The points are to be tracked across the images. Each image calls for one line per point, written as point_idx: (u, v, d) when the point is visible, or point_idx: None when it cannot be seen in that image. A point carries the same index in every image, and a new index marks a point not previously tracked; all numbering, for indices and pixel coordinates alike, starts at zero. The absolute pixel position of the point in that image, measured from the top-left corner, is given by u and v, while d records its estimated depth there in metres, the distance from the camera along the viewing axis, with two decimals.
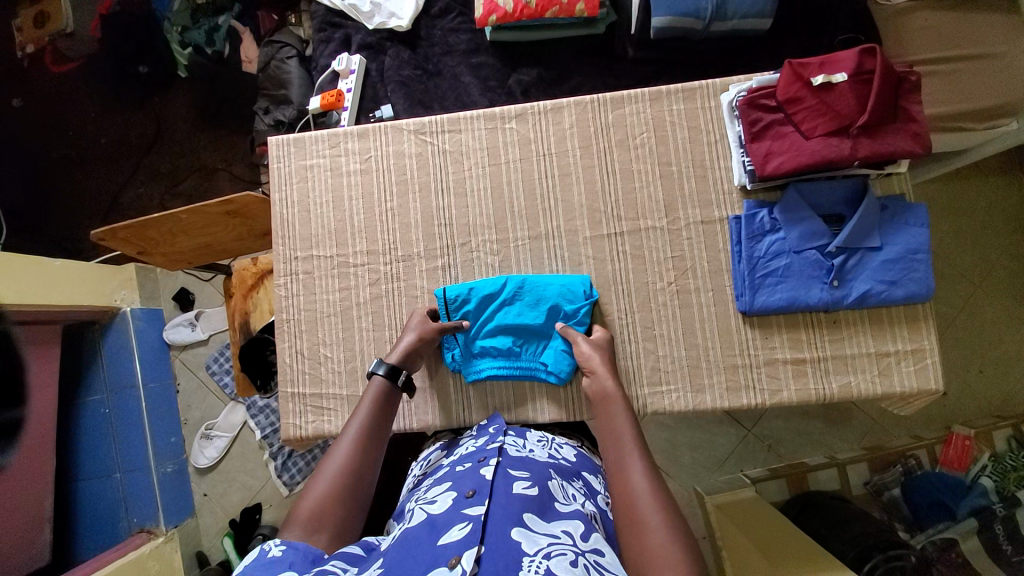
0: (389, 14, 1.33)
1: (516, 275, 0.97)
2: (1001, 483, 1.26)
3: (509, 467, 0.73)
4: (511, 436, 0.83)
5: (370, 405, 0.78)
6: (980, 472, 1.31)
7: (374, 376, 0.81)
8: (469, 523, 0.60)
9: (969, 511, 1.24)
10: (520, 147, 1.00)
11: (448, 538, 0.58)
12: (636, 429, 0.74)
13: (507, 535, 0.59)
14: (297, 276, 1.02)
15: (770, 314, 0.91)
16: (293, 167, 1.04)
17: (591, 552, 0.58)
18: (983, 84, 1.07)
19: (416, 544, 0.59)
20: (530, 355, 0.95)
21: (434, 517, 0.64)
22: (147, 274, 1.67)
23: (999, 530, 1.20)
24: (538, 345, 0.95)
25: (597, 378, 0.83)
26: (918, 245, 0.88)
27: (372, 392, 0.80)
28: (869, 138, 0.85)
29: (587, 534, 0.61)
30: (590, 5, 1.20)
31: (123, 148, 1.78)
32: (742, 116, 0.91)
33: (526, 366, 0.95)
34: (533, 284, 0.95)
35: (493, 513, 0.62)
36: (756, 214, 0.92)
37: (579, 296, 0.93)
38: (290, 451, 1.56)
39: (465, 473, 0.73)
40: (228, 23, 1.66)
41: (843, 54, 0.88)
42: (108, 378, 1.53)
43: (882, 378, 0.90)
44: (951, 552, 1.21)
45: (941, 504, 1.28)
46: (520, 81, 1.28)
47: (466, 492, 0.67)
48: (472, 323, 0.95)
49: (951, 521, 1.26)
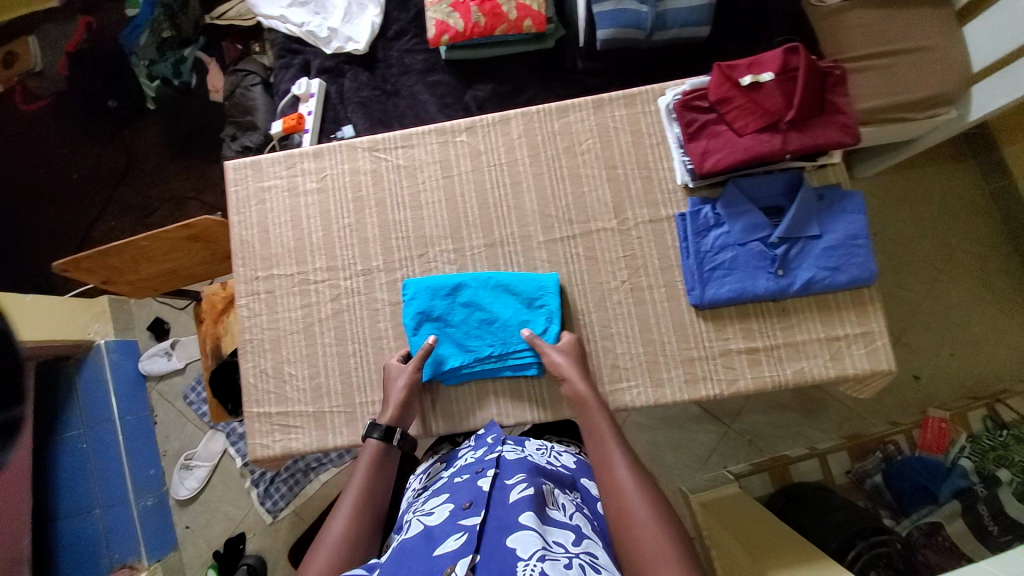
0: (346, 38, 1.37)
1: (443, 305, 0.96)
2: (981, 463, 1.30)
3: (506, 476, 0.75)
4: (509, 444, 0.85)
5: (365, 470, 0.81)
6: (959, 453, 1.35)
7: (368, 439, 0.84)
8: (464, 534, 0.65)
9: (952, 493, 1.28)
10: (471, 158, 1.03)
11: (444, 548, 0.63)
12: (610, 420, 0.82)
13: (505, 538, 0.63)
14: (260, 296, 1.03)
15: (722, 306, 0.93)
16: (251, 190, 1.06)
17: (584, 554, 0.64)
18: (918, 76, 1.14)
19: (413, 554, 0.63)
20: (484, 339, 0.96)
21: (431, 529, 0.68)
22: (120, 306, 1.67)
23: (982, 510, 1.23)
24: (463, 332, 0.96)
25: (572, 383, 0.87)
26: (856, 231, 0.91)
27: (367, 455, 0.84)
28: (797, 132, 0.89)
29: (578, 540, 0.67)
30: (537, 21, 1.25)
31: (96, 183, 1.79)
32: (678, 117, 0.95)
33: (501, 353, 0.95)
34: (450, 319, 0.96)
35: (490, 523, 0.67)
36: (700, 210, 0.94)
37: (418, 334, 0.96)
38: (272, 476, 1.51)
39: (462, 485, 0.76)
40: (194, 55, 1.71)
41: (767, 56, 0.92)
42: (84, 413, 1.50)
43: (834, 363, 0.91)
44: (937, 536, 1.23)
45: (923, 487, 1.33)
46: (476, 97, 1.33)
47: (464, 503, 0.71)
48: (461, 309, 0.96)
49: (935, 504, 1.29)
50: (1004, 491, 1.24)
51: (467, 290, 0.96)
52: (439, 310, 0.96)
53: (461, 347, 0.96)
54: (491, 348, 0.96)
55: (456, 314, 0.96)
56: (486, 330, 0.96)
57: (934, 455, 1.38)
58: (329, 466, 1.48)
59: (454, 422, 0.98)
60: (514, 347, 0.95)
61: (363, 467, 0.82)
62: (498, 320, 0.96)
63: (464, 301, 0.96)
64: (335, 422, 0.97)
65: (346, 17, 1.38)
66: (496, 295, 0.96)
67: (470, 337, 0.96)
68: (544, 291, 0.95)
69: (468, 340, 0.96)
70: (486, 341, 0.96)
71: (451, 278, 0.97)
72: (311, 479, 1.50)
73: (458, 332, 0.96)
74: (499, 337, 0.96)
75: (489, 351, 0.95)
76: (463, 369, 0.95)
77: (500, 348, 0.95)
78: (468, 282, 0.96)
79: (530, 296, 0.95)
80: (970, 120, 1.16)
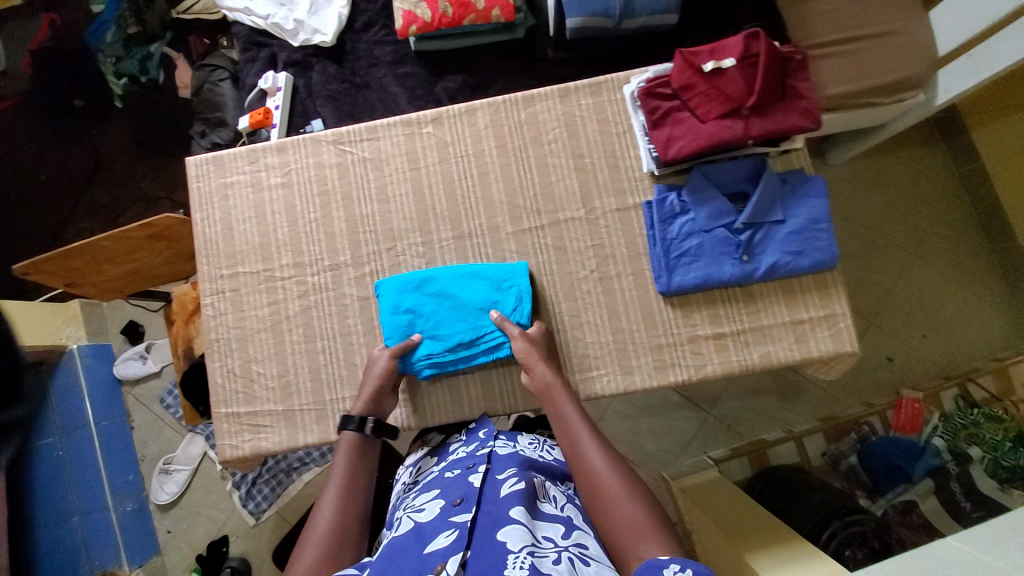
0: (313, 30, 1.35)
1: (411, 295, 0.94)
2: (953, 441, 1.35)
3: (497, 472, 0.76)
4: (501, 439, 0.86)
5: (344, 462, 0.81)
6: (932, 433, 1.39)
7: (343, 433, 0.83)
8: (455, 531, 0.65)
9: (926, 471, 1.32)
10: (438, 150, 1.02)
11: (434, 545, 0.63)
12: (577, 407, 0.80)
13: (495, 533, 0.63)
14: (225, 294, 1.01)
15: (689, 292, 0.94)
16: (213, 186, 1.04)
17: (574, 546, 0.64)
18: (886, 60, 1.15)
19: (404, 552, 0.63)
20: (453, 325, 0.94)
21: (422, 526, 0.68)
22: (92, 309, 1.64)
23: (954, 488, 1.28)
24: (431, 318, 0.94)
25: (537, 373, 0.85)
26: (818, 214, 0.92)
27: (345, 447, 0.83)
28: (759, 118, 0.90)
29: (568, 532, 0.67)
30: (505, 11, 1.24)
31: (63, 185, 1.74)
32: (642, 105, 0.94)
33: (470, 338, 0.93)
34: (419, 307, 0.94)
35: (480, 518, 0.67)
36: (666, 198, 0.95)
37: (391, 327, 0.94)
38: (254, 478, 1.49)
39: (453, 481, 0.76)
40: (161, 51, 1.67)
41: (729, 42, 0.92)
42: (59, 420, 1.46)
43: (799, 345, 0.93)
44: (912, 514, 1.26)
45: (897, 467, 1.36)
46: (447, 89, 1.32)
47: (454, 500, 0.71)
48: (430, 297, 0.94)
49: (909, 483, 1.32)
50: (975, 467, 1.29)
51: (435, 278, 0.94)
52: (407, 300, 0.94)
53: (432, 336, 0.94)
54: (461, 334, 0.93)
55: (424, 302, 0.94)
56: (454, 316, 0.94)
57: (909, 435, 1.42)
58: (311, 467, 1.49)
59: (427, 416, 0.98)
60: (482, 332, 0.92)
61: (343, 459, 0.81)
62: (466, 305, 0.93)
63: (432, 288, 0.94)
64: (305, 419, 0.96)
65: (312, 9, 1.36)
66: (463, 280, 0.94)
67: (439, 324, 0.94)
68: (512, 275, 0.94)
69: (437, 328, 0.94)
70: (455, 327, 0.93)
71: (417, 274, 0.95)
72: (294, 479, 1.49)
73: (427, 319, 0.94)
74: (469, 323, 0.93)
75: (457, 338, 0.93)
76: (433, 358, 0.93)
77: (469, 333, 0.93)
78: (439, 273, 0.95)
79: (498, 280, 0.94)
80: (936, 104, 1.19)
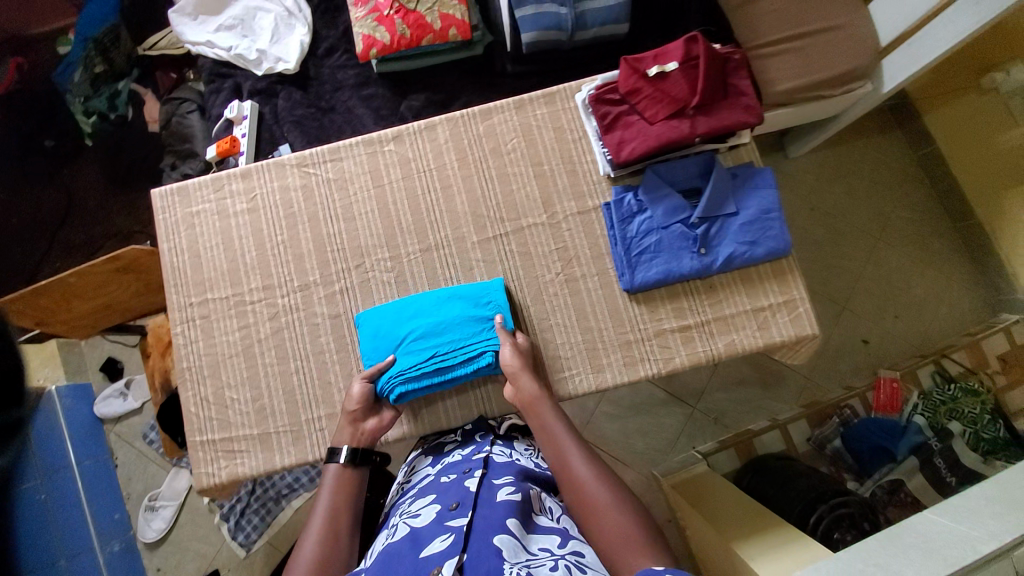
0: (276, 59, 1.38)
1: (393, 317, 0.95)
2: (934, 417, 1.39)
3: (494, 477, 0.75)
4: (498, 446, 0.85)
5: (330, 493, 0.80)
6: (913, 411, 1.42)
7: (328, 465, 0.82)
8: (451, 535, 0.63)
9: (910, 450, 1.33)
10: (400, 166, 1.05)
11: (430, 550, 0.61)
12: (563, 420, 0.81)
13: (491, 538, 0.61)
14: (195, 321, 1.02)
15: (653, 288, 0.97)
16: (180, 216, 1.06)
17: (570, 554, 0.62)
18: (829, 54, 1.21)
19: (399, 558, 0.61)
20: (431, 343, 0.93)
21: (418, 531, 0.66)
22: (70, 349, 1.62)
23: (939, 462, 1.30)
24: (409, 338, 0.93)
25: (522, 386, 0.85)
26: (769, 205, 0.96)
27: (329, 478, 0.82)
28: (704, 116, 0.94)
29: (565, 542, 0.65)
30: (462, 30, 1.28)
31: (37, 226, 1.73)
32: (593, 111, 0.99)
33: (447, 352, 0.92)
34: (398, 328, 0.94)
35: (477, 522, 0.65)
36: (623, 199, 0.98)
37: (371, 351, 0.95)
38: (242, 509, 1.44)
39: (449, 485, 0.75)
40: (128, 87, 1.68)
41: (671, 47, 0.97)
42: (41, 462, 1.40)
43: (762, 333, 0.95)
44: (900, 494, 1.28)
45: (882, 447, 1.37)
46: (411, 107, 1.35)
47: (450, 504, 0.70)
48: (407, 316, 0.95)
49: (895, 463, 1.34)
50: (956, 441, 1.32)
51: (416, 300, 0.96)
52: (387, 324, 0.95)
53: (408, 354, 0.93)
54: (437, 350, 0.92)
55: (403, 322, 0.94)
56: (431, 332, 0.93)
57: (889, 416, 1.44)
58: (302, 492, 1.45)
59: (401, 428, 0.98)
60: (460, 344, 0.92)
61: (328, 490, 0.80)
62: (443, 321, 0.93)
63: (412, 309, 0.95)
64: (282, 441, 0.96)
65: (274, 38, 1.39)
66: (442, 299, 0.95)
67: (415, 342, 0.93)
68: (490, 292, 0.96)
69: (413, 345, 0.93)
70: (437, 340, 0.93)
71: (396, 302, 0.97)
72: (284, 507, 1.45)
73: (404, 338, 0.93)
74: (444, 337, 0.92)
75: (433, 353, 0.92)
76: (406, 376, 0.91)
77: (448, 347, 0.92)
78: (421, 296, 0.97)
79: (478, 298, 0.95)
80: (884, 92, 1.25)
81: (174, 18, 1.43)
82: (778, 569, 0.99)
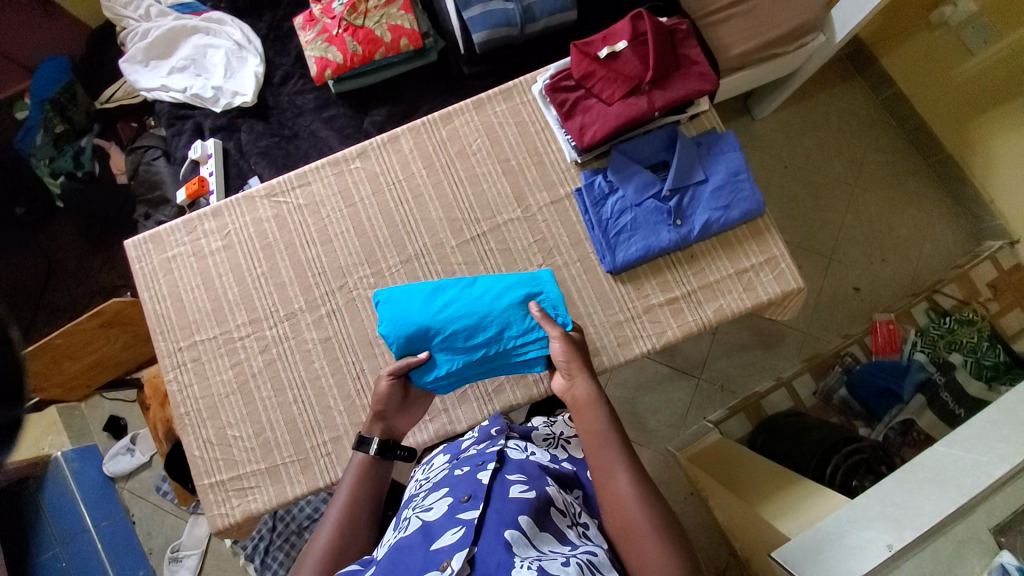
0: (232, 93, 1.38)
1: (433, 309, 0.92)
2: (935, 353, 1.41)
3: (507, 472, 0.75)
4: (512, 442, 0.86)
5: (351, 484, 0.79)
6: (912, 349, 1.42)
7: (356, 453, 0.81)
8: (462, 528, 0.63)
9: (915, 388, 1.34)
10: (369, 182, 1.05)
11: (441, 543, 0.61)
12: (610, 423, 0.74)
13: (502, 535, 0.61)
14: (186, 365, 1.01)
15: (635, 266, 0.97)
16: (156, 262, 1.05)
17: (582, 554, 0.61)
18: (776, 11, 1.22)
19: (410, 550, 0.62)
20: (477, 338, 0.91)
21: (429, 524, 0.67)
22: (71, 413, 1.57)
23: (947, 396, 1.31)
24: (451, 332, 0.91)
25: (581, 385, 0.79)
26: (736, 167, 0.97)
27: (354, 468, 0.81)
28: (660, 90, 0.96)
29: (576, 543, 0.64)
30: (413, 38, 1.29)
31: (20, 295, 1.71)
32: (551, 100, 1.00)
33: (496, 350, 0.91)
34: (437, 320, 0.91)
35: (488, 515, 0.65)
36: (593, 181, 0.99)
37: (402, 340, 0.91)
38: (265, 548, 1.43)
39: (461, 479, 0.75)
40: (92, 143, 1.68)
41: (618, 27, 0.98)
42: (56, 531, 1.40)
43: (747, 292, 0.96)
44: (911, 433, 1.26)
45: (886, 391, 1.38)
46: (374, 122, 1.35)
47: (463, 497, 0.70)
48: (448, 310, 0.91)
49: (902, 403, 1.33)
50: (958, 373, 1.33)
51: (455, 293, 0.94)
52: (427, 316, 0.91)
53: (452, 350, 0.91)
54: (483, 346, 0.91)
55: (443, 315, 0.91)
56: (477, 328, 0.91)
57: (889, 357, 1.44)
58: None
59: (409, 439, 0.98)
60: (511, 344, 0.90)
61: (350, 481, 0.80)
62: (488, 317, 0.91)
63: (453, 302, 0.93)
64: (290, 471, 0.96)
65: (228, 73, 1.39)
66: (488, 292, 0.93)
67: (459, 338, 0.91)
68: (540, 283, 0.94)
69: (458, 340, 0.91)
70: (482, 338, 0.91)
71: (430, 283, 0.96)
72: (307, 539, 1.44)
73: (444, 332, 0.90)
74: (491, 334, 0.91)
75: (483, 351, 0.91)
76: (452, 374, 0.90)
77: (496, 344, 0.91)
78: (460, 286, 0.94)
79: (528, 291, 0.93)
80: (837, 41, 1.25)
81: (126, 67, 1.42)
82: (800, 525, 0.99)
